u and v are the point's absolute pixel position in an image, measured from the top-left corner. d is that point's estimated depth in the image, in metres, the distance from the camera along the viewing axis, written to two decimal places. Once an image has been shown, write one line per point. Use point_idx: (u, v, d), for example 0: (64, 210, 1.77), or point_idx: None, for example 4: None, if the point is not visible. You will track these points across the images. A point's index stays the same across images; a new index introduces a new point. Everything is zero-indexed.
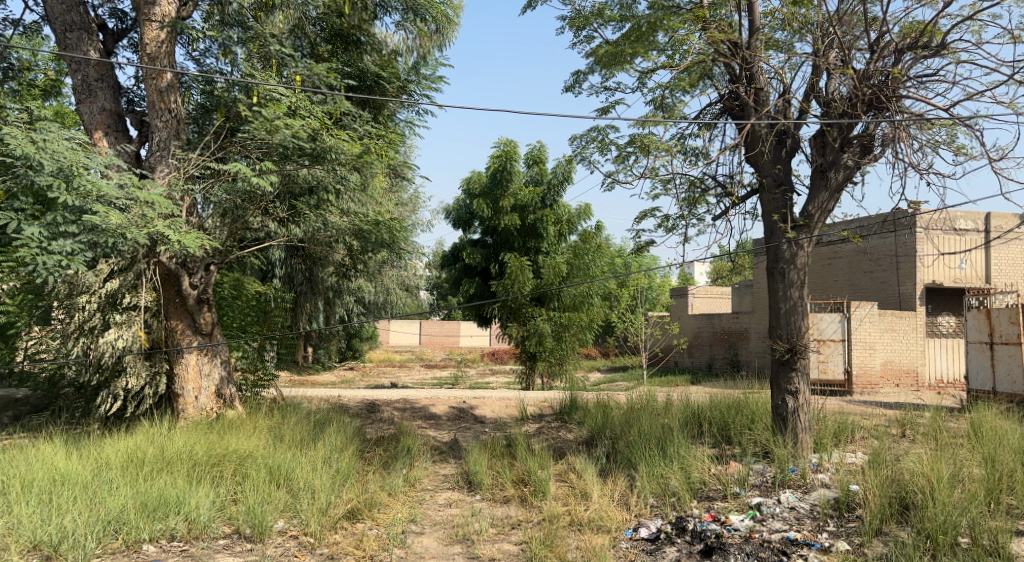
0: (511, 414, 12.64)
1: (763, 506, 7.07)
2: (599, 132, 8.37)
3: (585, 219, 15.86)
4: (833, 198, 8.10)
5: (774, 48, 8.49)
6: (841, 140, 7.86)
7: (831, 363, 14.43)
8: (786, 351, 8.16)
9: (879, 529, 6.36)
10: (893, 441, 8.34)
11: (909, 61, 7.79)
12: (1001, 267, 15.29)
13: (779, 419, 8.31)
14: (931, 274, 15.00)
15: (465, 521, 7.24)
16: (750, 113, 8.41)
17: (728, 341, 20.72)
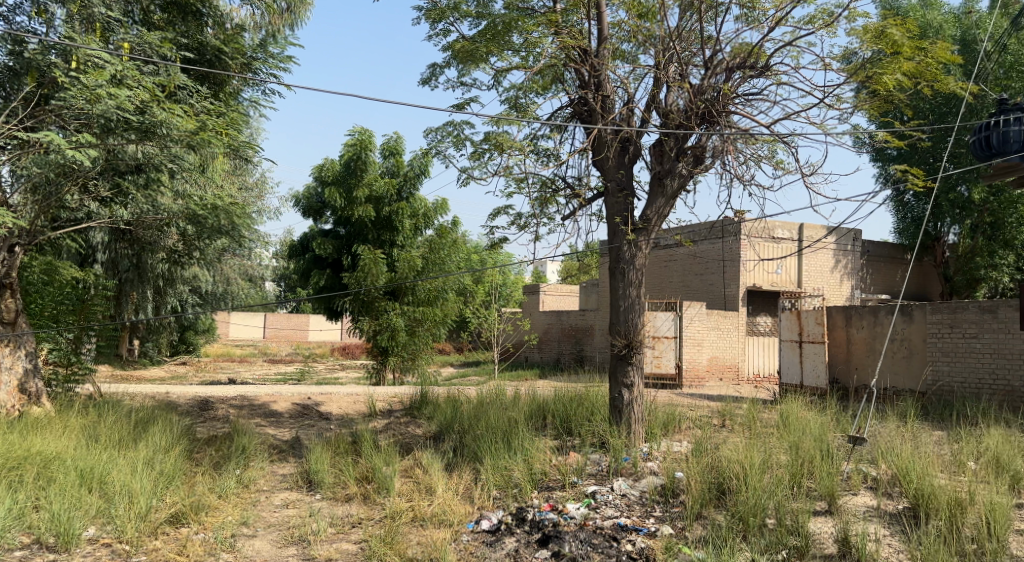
0: (358, 410, 12.34)
1: (598, 494, 7.39)
2: (455, 126, 8.34)
3: (442, 213, 15.76)
4: (669, 205, 8.62)
5: (620, 58, 8.90)
6: (677, 151, 8.43)
7: (664, 358, 15.32)
8: (623, 346, 8.60)
9: (699, 514, 6.86)
10: (714, 431, 9.01)
11: (738, 79, 8.42)
12: (810, 273, 17.04)
13: (615, 411, 8.72)
14: (752, 278, 16.44)
15: (302, 522, 6.98)
16: (597, 119, 8.73)
17: (574, 337, 21.55)
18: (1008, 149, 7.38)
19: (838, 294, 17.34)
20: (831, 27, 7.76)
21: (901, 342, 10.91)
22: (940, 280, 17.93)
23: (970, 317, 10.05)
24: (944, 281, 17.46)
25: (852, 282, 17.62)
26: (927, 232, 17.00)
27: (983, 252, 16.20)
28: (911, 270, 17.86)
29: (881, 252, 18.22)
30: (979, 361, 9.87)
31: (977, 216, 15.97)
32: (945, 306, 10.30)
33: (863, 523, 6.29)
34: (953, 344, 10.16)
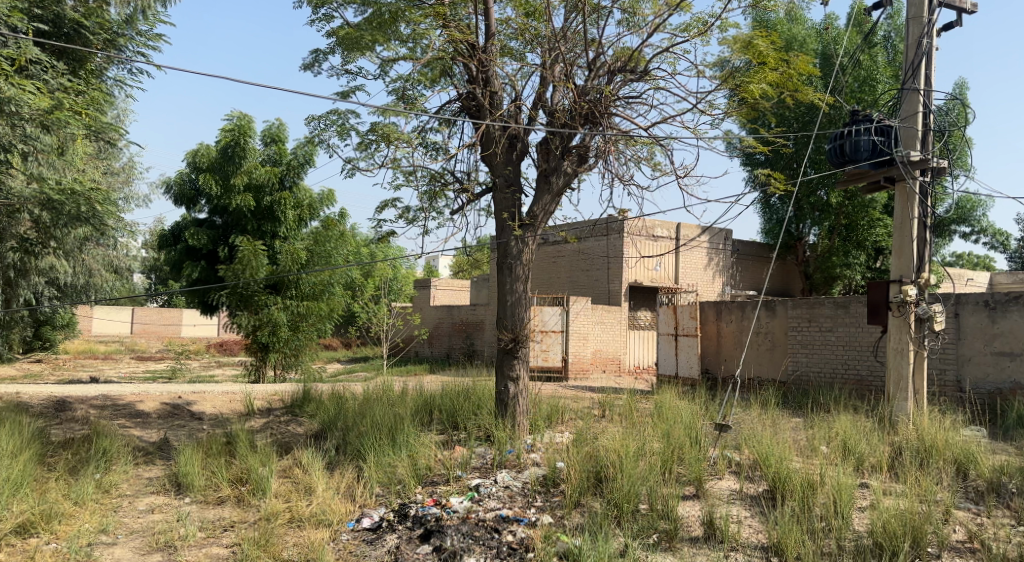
0: (235, 410, 11.79)
1: (481, 487, 7.43)
2: (339, 115, 8.04)
3: (328, 205, 15.32)
4: (555, 202, 8.77)
5: (508, 55, 8.96)
6: (562, 149, 8.58)
7: (551, 351, 15.61)
8: (510, 340, 8.69)
9: (578, 502, 7.05)
10: (593, 422, 9.26)
11: (619, 81, 8.64)
12: (687, 270, 17.93)
13: (501, 404, 8.80)
14: (634, 274, 17.10)
15: (168, 527, 6.62)
16: (485, 114, 8.70)
17: (464, 332, 21.60)
18: (859, 156, 8.08)
19: (711, 290, 18.35)
20: (705, 36, 8.05)
21: (765, 335, 11.82)
22: (800, 278, 19.30)
23: (827, 312, 10.76)
24: (806, 279, 18.66)
25: (724, 279, 18.66)
26: (790, 232, 18.25)
27: (838, 252, 17.37)
28: (776, 268, 19.23)
29: (750, 251, 19.41)
30: (833, 353, 10.59)
31: (834, 218, 17.18)
32: (805, 302, 11.04)
33: (727, 506, 6.68)
34: (812, 337, 10.91)
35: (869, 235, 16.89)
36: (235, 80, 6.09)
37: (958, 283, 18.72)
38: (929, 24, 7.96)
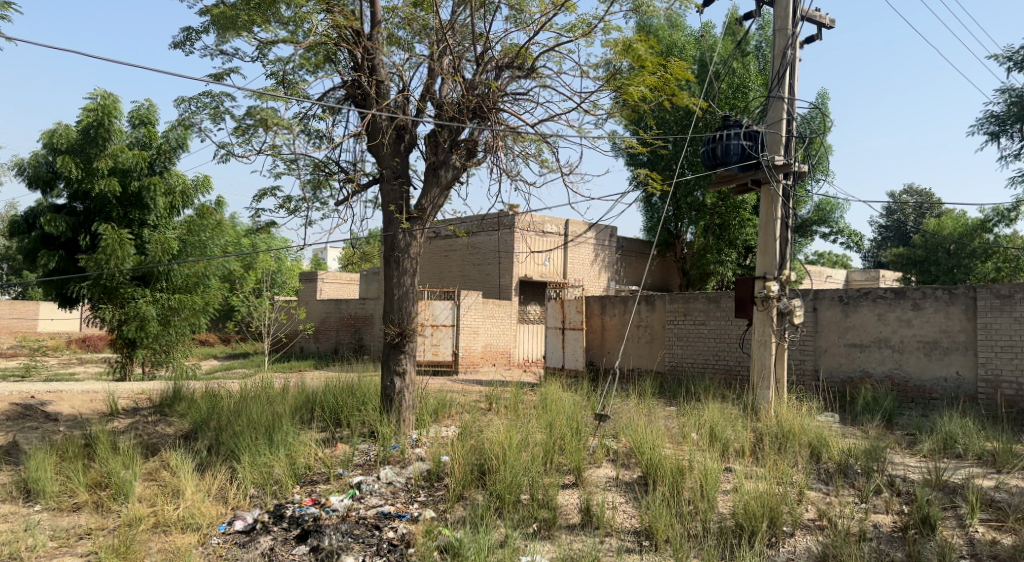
0: (97, 410, 10.97)
1: (363, 484, 7.26)
2: (212, 97, 7.60)
3: (203, 192, 14.57)
4: (444, 195, 8.64)
5: (395, 45, 8.83)
6: (450, 143, 8.44)
7: (442, 345, 15.52)
8: (396, 335, 8.53)
9: (461, 495, 7.03)
10: (480, 415, 9.28)
11: (507, 77, 8.54)
12: (573, 265, 18.37)
13: (386, 400, 8.65)
14: (523, 269, 17.34)
15: (13, 538, 6.10)
16: (371, 104, 8.46)
17: (352, 326, 21.15)
18: (729, 159, 8.49)
19: (596, 285, 18.90)
20: (589, 37, 8.15)
21: (645, 328, 12.33)
22: (678, 273, 20.19)
23: (700, 306, 11.32)
24: (682, 274, 19.51)
25: (608, 274, 19.24)
26: (671, 230, 19.07)
27: (712, 250, 18.25)
28: (657, 264, 20.09)
29: (633, 248, 20.13)
30: (705, 344, 11.17)
31: (708, 217, 18.06)
32: (680, 297, 11.58)
33: (603, 493, 6.87)
34: (686, 330, 11.46)
35: (740, 234, 17.84)
36: (92, 55, 5.67)
37: (818, 280, 20.17)
38: (792, 36, 8.40)
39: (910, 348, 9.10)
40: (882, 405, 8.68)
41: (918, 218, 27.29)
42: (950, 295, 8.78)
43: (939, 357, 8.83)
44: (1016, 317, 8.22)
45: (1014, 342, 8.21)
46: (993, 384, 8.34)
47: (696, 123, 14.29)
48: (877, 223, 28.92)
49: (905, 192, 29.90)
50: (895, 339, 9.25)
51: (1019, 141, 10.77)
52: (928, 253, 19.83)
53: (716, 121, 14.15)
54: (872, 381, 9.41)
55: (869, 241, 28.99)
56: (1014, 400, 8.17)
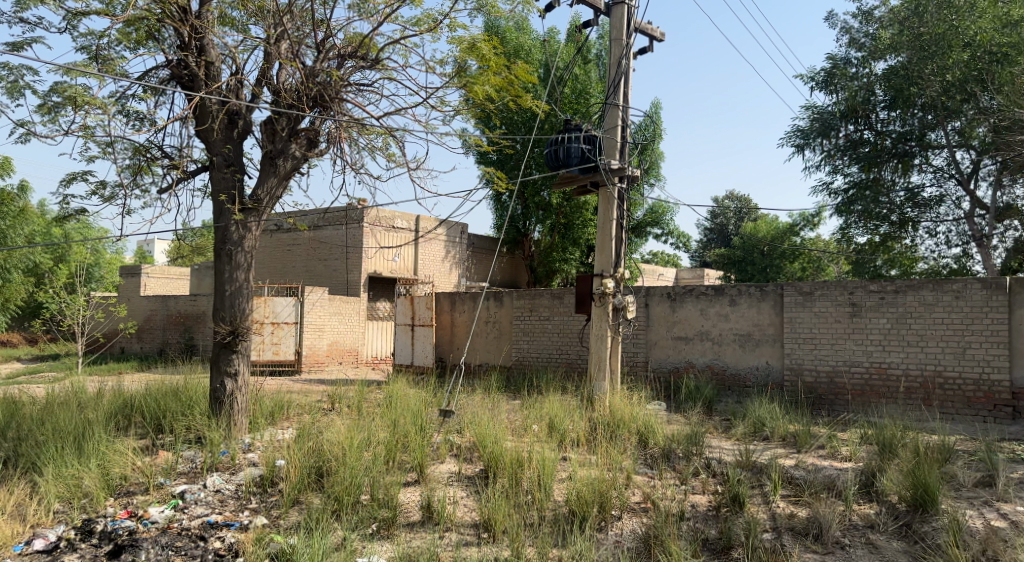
0: None
1: (186, 493, 6.78)
2: (9, 69, 6.77)
3: (3, 175, 12.94)
4: (282, 186, 8.22)
5: (228, 26, 8.33)
6: (289, 131, 8.05)
7: (283, 344, 14.85)
8: (228, 334, 8.02)
9: (296, 499, 6.74)
10: (319, 415, 8.96)
11: (349, 67, 8.26)
12: (424, 262, 18.28)
13: (216, 403, 8.13)
14: (371, 265, 17.03)
15: None
16: (200, 86, 7.87)
17: (183, 325, 19.73)
18: (570, 162, 8.86)
19: (446, 281, 18.93)
20: (434, 32, 8.08)
21: (492, 324, 12.53)
22: (526, 270, 20.67)
23: (545, 302, 11.66)
24: (529, 271, 19.98)
25: (458, 271, 19.34)
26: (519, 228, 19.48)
27: (557, 248, 18.85)
28: (507, 261, 20.45)
29: (483, 244, 20.36)
30: (549, 339, 11.52)
31: (554, 216, 18.65)
32: (527, 293, 11.88)
33: (445, 489, 6.82)
34: (532, 325, 11.77)
35: (583, 233, 18.56)
36: None
37: (653, 278, 21.52)
38: (627, 47, 8.83)
39: (726, 340, 9.92)
40: (703, 393, 9.37)
41: (737, 221, 29.80)
42: (761, 292, 9.68)
43: (752, 349, 9.69)
44: (814, 311, 9.20)
45: (813, 334, 9.19)
46: (796, 371, 9.29)
47: (542, 124, 14.66)
48: (702, 224, 31.23)
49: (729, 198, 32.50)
50: (715, 332, 10.04)
51: (820, 153, 12.04)
52: (746, 253, 21.56)
53: (560, 124, 14.61)
54: (695, 370, 10.16)
55: (696, 240, 31.24)
56: (813, 385, 9.15)
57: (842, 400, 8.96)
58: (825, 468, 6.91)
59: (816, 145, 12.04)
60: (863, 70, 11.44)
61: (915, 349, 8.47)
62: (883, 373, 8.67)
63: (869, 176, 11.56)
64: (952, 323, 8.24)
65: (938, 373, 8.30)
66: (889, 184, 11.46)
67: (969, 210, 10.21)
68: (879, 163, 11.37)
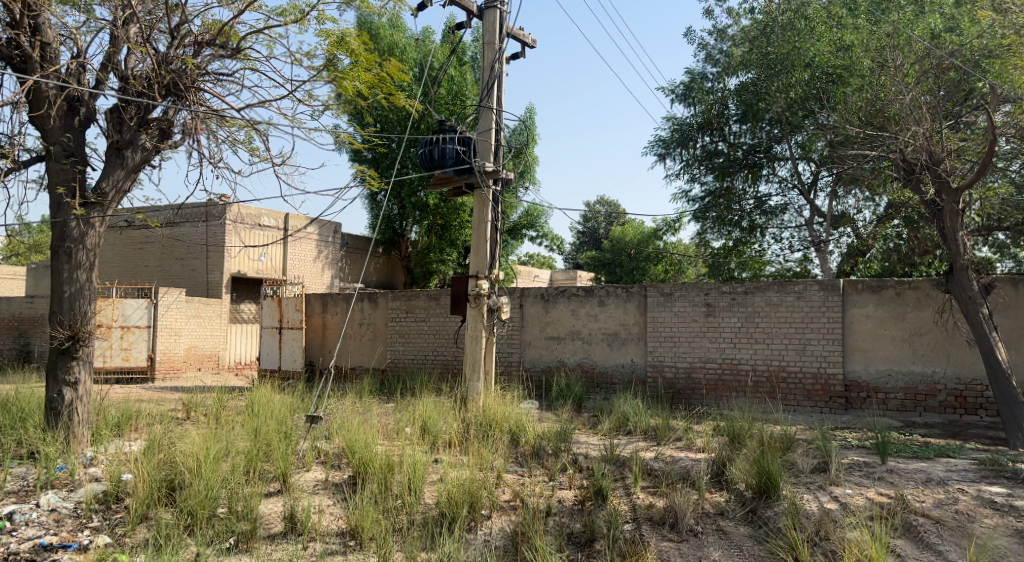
0: None
1: (16, 514, 6.17)
2: None
3: None
4: (131, 179, 7.65)
5: (68, 4, 7.64)
6: (139, 121, 7.50)
7: (134, 350, 13.89)
8: (66, 339, 7.36)
9: (144, 515, 6.27)
10: (173, 425, 8.42)
11: (208, 56, 7.81)
12: (294, 262, 17.66)
13: (51, 414, 7.44)
14: (236, 265, 16.23)
15: None
16: (34, 69, 7.17)
17: (19, 329, 17.92)
18: (445, 163, 8.77)
19: (318, 282, 18.40)
20: (301, 23, 7.80)
21: (367, 326, 12.29)
22: (402, 272, 20.42)
23: (420, 303, 11.57)
24: (406, 273, 19.73)
25: (331, 271, 18.85)
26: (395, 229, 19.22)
27: (434, 249, 18.80)
28: (383, 262, 20.20)
29: (358, 245, 19.97)
30: (425, 341, 11.45)
31: (432, 217, 18.56)
32: (402, 294, 11.74)
33: (309, 497, 6.56)
34: (407, 327, 11.65)
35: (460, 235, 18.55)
36: None
37: (528, 280, 21.97)
38: (499, 51, 8.92)
39: (595, 339, 10.26)
40: (573, 391, 9.62)
41: (608, 225, 30.99)
42: (627, 293, 10.10)
43: (618, 347, 10.09)
44: (674, 311, 9.71)
45: (672, 332, 9.69)
46: (658, 368, 9.76)
47: (418, 124, 14.55)
48: (575, 228, 32.19)
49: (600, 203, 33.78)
50: (584, 331, 10.35)
51: (680, 163, 12.70)
52: (615, 256, 22.38)
53: (434, 125, 14.54)
54: (566, 369, 10.44)
55: (569, 243, 32.11)
56: (672, 381, 9.64)
57: (698, 395, 9.50)
58: (682, 460, 7.28)
59: (675, 154, 12.67)
60: (718, 85, 12.20)
61: (762, 346, 9.11)
62: (734, 369, 9.28)
63: (723, 185, 12.33)
64: (793, 321, 8.95)
65: (782, 368, 8.98)
66: (741, 193, 12.30)
67: (809, 218, 11.13)
68: (731, 173, 12.20)
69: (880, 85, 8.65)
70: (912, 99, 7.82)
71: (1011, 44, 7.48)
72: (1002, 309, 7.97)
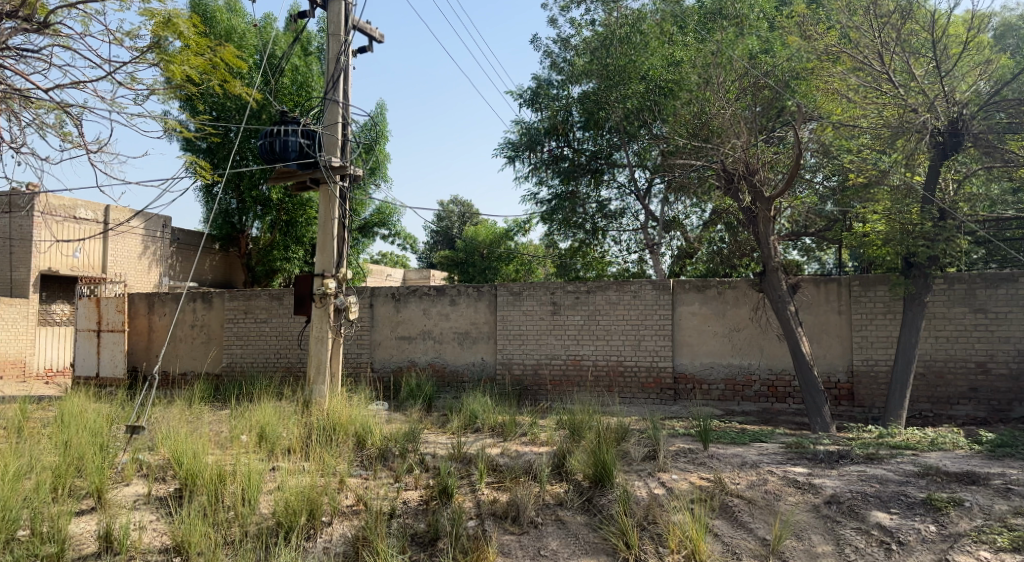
0: None
1: None
2: None
3: None
4: None
5: None
6: None
7: None
8: None
9: None
10: None
11: (9, 29, 7.01)
12: (116, 258, 16.26)
13: None
14: (46, 261, 14.69)
15: None
16: None
17: None
18: (287, 155, 8.34)
19: (144, 280, 17.06)
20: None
21: (200, 328, 11.55)
22: (242, 271, 18.20)
23: (261, 304, 11.05)
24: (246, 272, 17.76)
25: (160, 269, 17.55)
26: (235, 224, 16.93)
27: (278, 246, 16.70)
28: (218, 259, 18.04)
29: (191, 241, 18.71)
30: (266, 343, 10.95)
31: (275, 212, 16.33)
32: (240, 294, 11.16)
33: (128, 514, 6.05)
34: (246, 329, 11.09)
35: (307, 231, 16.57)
36: None
37: (379, 278, 21.65)
38: (345, 44, 8.71)
39: (446, 338, 10.30)
40: (423, 391, 9.58)
41: (461, 225, 30.98)
42: (477, 292, 10.22)
43: (469, 346, 10.20)
44: (523, 309, 9.95)
45: (520, 331, 9.93)
46: (506, 365, 9.97)
47: (260, 115, 13.86)
48: (428, 227, 31.91)
49: (453, 203, 33.80)
50: (435, 331, 10.36)
51: (528, 165, 13.03)
52: (467, 255, 22.54)
53: (278, 116, 13.91)
54: (417, 369, 10.39)
55: (423, 243, 31.93)
56: (520, 377, 9.89)
57: (544, 390, 9.80)
58: (526, 454, 7.47)
59: (524, 157, 13.00)
60: (562, 92, 12.62)
61: (602, 342, 9.58)
62: (577, 365, 9.67)
63: (568, 189, 12.77)
64: (630, 319, 9.47)
65: (619, 363, 9.48)
66: (584, 197, 12.82)
67: (644, 222, 11.82)
68: (576, 177, 12.68)
69: (705, 99, 9.34)
70: (732, 114, 8.57)
71: (815, 67, 8.55)
72: (806, 306, 8.88)
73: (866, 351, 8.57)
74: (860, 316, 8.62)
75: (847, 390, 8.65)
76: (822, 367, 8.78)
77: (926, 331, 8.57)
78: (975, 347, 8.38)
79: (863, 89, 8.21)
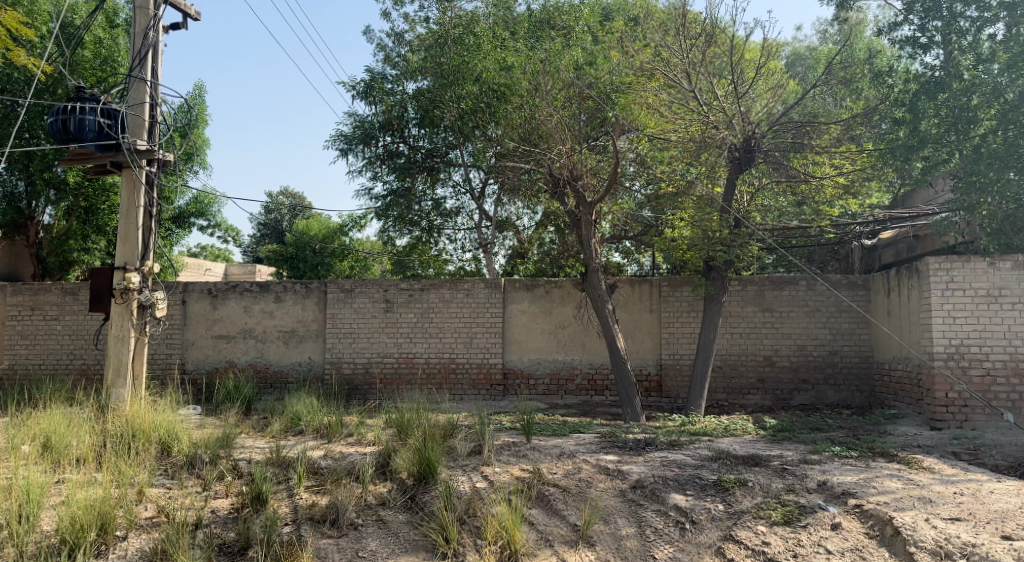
0: None
1: None
2: None
3: None
4: None
5: None
6: None
7: None
8: None
9: None
10: None
11: None
12: None
13: None
14: None
15: None
16: None
17: None
18: (83, 136, 7.64)
19: None
20: None
21: None
22: (31, 263, 14.98)
23: (52, 300, 9.99)
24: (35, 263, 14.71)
25: None
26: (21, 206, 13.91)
27: (74, 235, 14.06)
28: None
29: None
30: (58, 343, 9.92)
31: (72, 199, 13.70)
32: (27, 288, 10.01)
33: None
34: (34, 327, 9.98)
35: (112, 219, 14.28)
36: None
37: (194, 272, 20.35)
38: (155, 18, 8.06)
39: (270, 337, 9.86)
40: (242, 393, 9.10)
41: (291, 218, 29.73)
42: (305, 289, 9.88)
43: (295, 344, 9.84)
44: (353, 307, 9.75)
45: (351, 329, 9.73)
46: (335, 364, 9.72)
47: (47, 87, 12.22)
48: (256, 219, 30.34)
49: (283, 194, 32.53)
50: (258, 330, 9.89)
51: (363, 159, 12.83)
52: (298, 250, 21.75)
53: (73, 92, 12.39)
54: (237, 370, 9.87)
55: (250, 236, 30.24)
56: (349, 376, 9.68)
57: (373, 389, 9.66)
58: (350, 455, 7.32)
59: (358, 151, 12.80)
60: (397, 87, 12.50)
61: (434, 340, 9.62)
62: (408, 363, 9.64)
63: (403, 185, 12.71)
64: (462, 316, 9.59)
65: (451, 360, 9.57)
66: (420, 194, 12.82)
67: (479, 221, 12.04)
68: (412, 174, 12.68)
69: (534, 106, 9.48)
70: (559, 120, 8.95)
71: (633, 83, 9.09)
72: (622, 305, 9.46)
73: (673, 346, 9.29)
74: (669, 315, 9.32)
75: (656, 382, 9.33)
76: (635, 361, 9.41)
77: (724, 328, 9.44)
78: (763, 343, 9.36)
79: (673, 105, 8.87)
